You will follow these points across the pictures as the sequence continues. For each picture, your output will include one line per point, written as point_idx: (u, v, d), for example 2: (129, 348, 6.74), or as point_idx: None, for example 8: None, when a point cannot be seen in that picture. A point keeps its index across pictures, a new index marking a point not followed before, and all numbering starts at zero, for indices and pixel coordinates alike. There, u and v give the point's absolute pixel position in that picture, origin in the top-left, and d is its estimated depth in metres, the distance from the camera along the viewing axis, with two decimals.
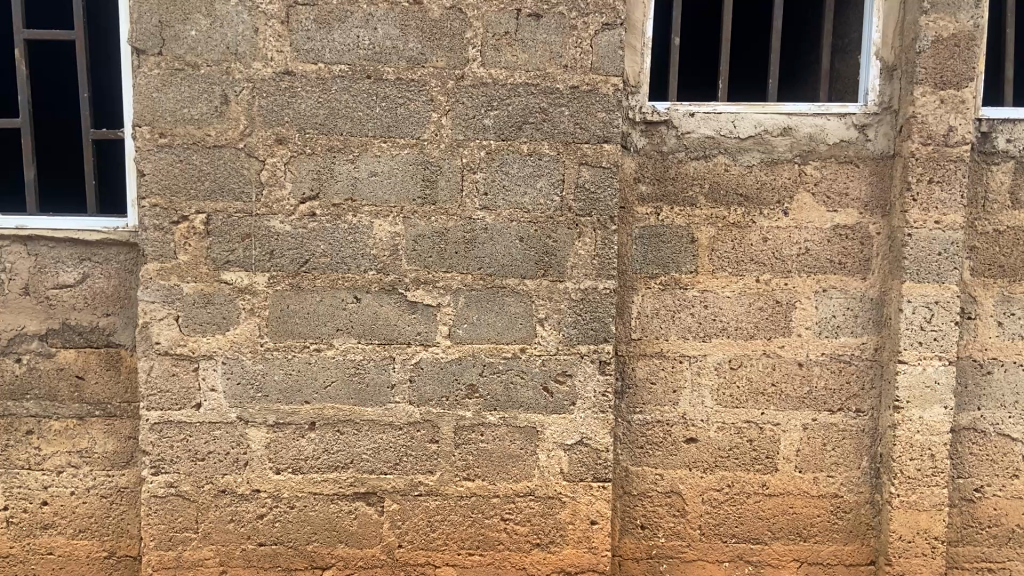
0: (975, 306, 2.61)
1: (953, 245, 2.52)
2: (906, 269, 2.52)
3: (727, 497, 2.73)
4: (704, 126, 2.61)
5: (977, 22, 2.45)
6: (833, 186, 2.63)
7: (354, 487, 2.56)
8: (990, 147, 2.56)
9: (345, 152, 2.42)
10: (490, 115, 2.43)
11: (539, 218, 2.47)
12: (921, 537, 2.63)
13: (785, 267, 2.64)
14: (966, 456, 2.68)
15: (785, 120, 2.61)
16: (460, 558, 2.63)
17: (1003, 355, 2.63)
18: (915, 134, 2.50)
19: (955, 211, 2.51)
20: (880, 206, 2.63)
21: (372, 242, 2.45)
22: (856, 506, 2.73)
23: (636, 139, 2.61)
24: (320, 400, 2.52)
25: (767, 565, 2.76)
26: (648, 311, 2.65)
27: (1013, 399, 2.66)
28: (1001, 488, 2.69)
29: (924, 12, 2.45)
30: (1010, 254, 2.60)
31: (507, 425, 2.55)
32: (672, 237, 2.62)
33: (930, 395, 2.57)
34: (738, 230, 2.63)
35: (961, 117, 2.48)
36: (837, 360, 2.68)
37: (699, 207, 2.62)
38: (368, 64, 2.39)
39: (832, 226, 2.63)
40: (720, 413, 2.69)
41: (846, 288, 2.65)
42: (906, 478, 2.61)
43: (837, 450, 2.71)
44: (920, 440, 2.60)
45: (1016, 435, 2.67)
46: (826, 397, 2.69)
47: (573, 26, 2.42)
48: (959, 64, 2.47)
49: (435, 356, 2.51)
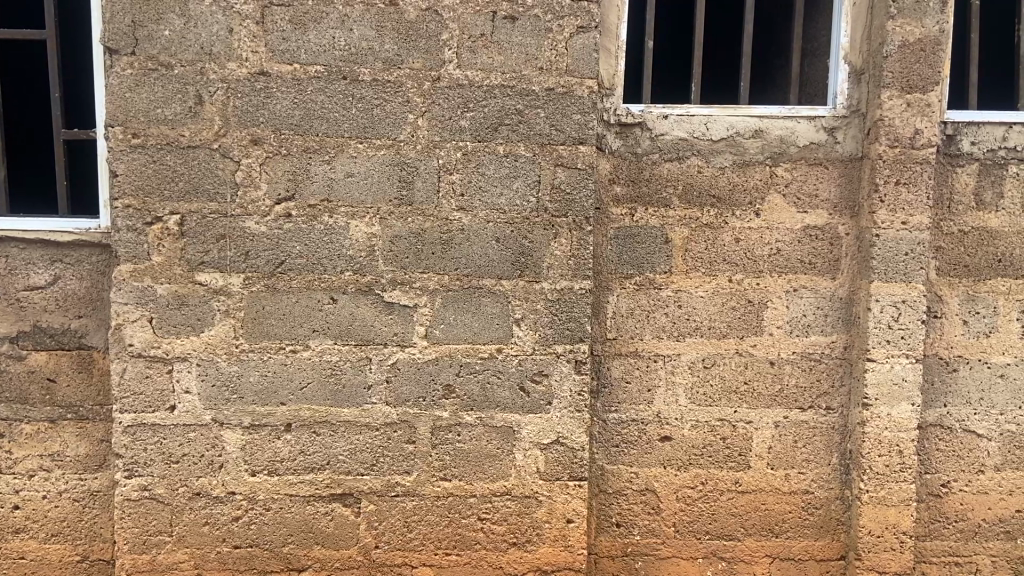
0: (941, 305, 2.67)
1: (920, 245, 2.57)
2: (875, 269, 2.58)
3: (701, 494, 2.76)
4: (678, 128, 2.65)
5: (942, 27, 2.51)
6: (804, 187, 2.67)
7: (331, 487, 2.56)
8: (955, 149, 2.62)
9: (321, 153, 2.43)
10: (466, 116, 2.45)
11: (515, 218, 2.49)
12: (890, 532, 2.68)
13: (757, 267, 2.68)
14: (933, 452, 2.73)
15: (756, 123, 2.65)
16: (437, 557, 2.64)
17: (969, 353, 2.69)
18: (883, 137, 2.55)
19: (922, 212, 2.56)
20: (849, 207, 2.68)
21: (348, 243, 2.46)
22: (826, 502, 2.78)
23: (610, 140, 2.64)
24: (296, 401, 2.51)
25: (740, 561, 2.80)
26: (623, 311, 2.68)
27: (979, 396, 2.71)
28: (967, 483, 2.75)
29: (891, 17, 2.51)
30: (975, 254, 2.66)
31: (484, 425, 2.57)
32: (647, 238, 2.66)
33: (898, 392, 2.63)
34: (712, 231, 2.67)
35: (927, 120, 2.54)
36: (808, 359, 2.72)
37: (673, 208, 2.65)
38: (345, 65, 2.40)
39: (803, 226, 2.68)
40: (694, 411, 2.73)
41: (817, 288, 2.70)
42: (875, 474, 2.66)
43: (808, 447, 2.75)
44: (888, 437, 2.65)
45: (981, 431, 2.73)
46: (797, 395, 2.73)
47: (548, 28, 2.44)
48: (925, 68, 2.53)
49: (412, 356, 2.52)
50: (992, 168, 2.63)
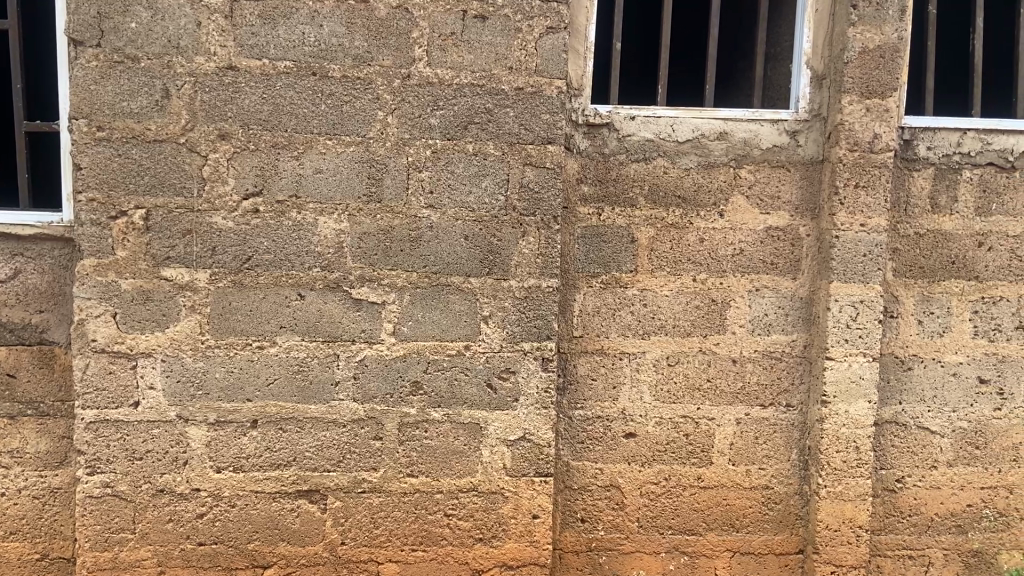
0: (897, 305, 2.74)
1: (878, 247, 2.64)
2: (834, 269, 2.64)
3: (663, 490, 2.81)
4: (645, 129, 2.69)
5: (901, 35, 2.58)
6: (766, 189, 2.73)
7: (296, 484, 2.56)
8: (911, 154, 2.70)
9: (290, 149, 2.42)
10: (436, 114, 2.46)
11: (483, 217, 2.51)
12: (846, 526, 2.75)
13: (720, 267, 2.73)
14: (889, 448, 2.80)
15: (721, 125, 2.70)
16: (402, 554, 2.65)
17: (923, 352, 2.77)
18: (843, 141, 2.61)
19: (880, 215, 2.63)
20: (810, 208, 2.74)
21: (317, 240, 2.46)
22: (786, 497, 2.84)
23: (578, 140, 2.67)
24: (262, 398, 2.51)
25: (701, 555, 2.85)
26: (589, 309, 2.72)
27: (932, 394, 2.79)
28: (921, 479, 2.83)
29: (852, 24, 2.57)
30: (930, 256, 2.74)
31: (451, 422, 2.59)
32: (613, 237, 2.69)
33: (855, 390, 2.70)
34: (677, 231, 2.71)
35: (886, 125, 2.61)
36: (769, 357, 2.78)
37: (639, 207, 2.69)
38: (314, 61, 2.40)
39: (765, 227, 2.74)
40: (657, 408, 2.77)
41: (778, 288, 2.76)
42: (832, 469, 2.73)
43: (768, 443, 2.81)
44: (845, 433, 2.71)
45: (935, 428, 2.81)
46: (758, 392, 2.79)
47: (518, 28, 2.47)
48: (884, 75, 2.59)
49: (380, 353, 2.53)
50: (947, 173, 2.71)
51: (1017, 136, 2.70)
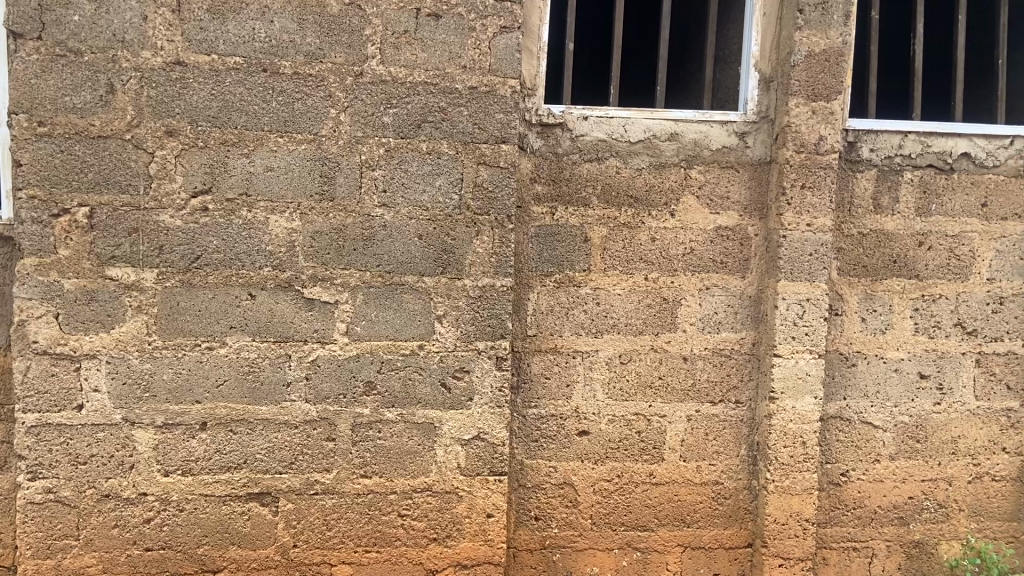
0: (841, 303, 2.81)
1: (823, 247, 2.70)
2: (781, 268, 2.69)
3: (616, 487, 2.83)
4: (597, 129, 2.71)
5: (845, 39, 2.65)
6: (716, 190, 2.77)
7: (247, 487, 2.52)
8: (855, 156, 2.77)
9: (240, 146, 2.39)
10: (389, 112, 2.45)
11: (437, 216, 2.51)
12: (793, 519, 2.81)
13: (671, 266, 2.77)
14: (834, 443, 2.87)
15: (672, 126, 2.74)
16: (356, 555, 2.62)
17: (867, 349, 2.84)
18: (790, 142, 2.67)
19: (825, 216, 2.69)
20: (758, 208, 2.80)
21: (268, 238, 2.42)
22: (735, 492, 2.89)
23: (532, 140, 2.68)
24: (211, 400, 2.47)
25: (653, 550, 2.88)
26: (542, 308, 2.73)
27: (875, 389, 2.87)
28: (865, 472, 2.90)
29: (798, 29, 2.63)
30: (872, 256, 2.81)
31: (405, 422, 2.57)
32: (566, 237, 2.71)
33: (802, 386, 2.75)
34: (629, 230, 2.74)
35: (831, 128, 2.67)
36: (718, 355, 2.82)
37: (592, 207, 2.72)
38: (264, 57, 2.37)
39: (715, 227, 2.78)
40: (611, 406, 2.80)
41: (727, 287, 2.80)
42: (780, 464, 2.78)
43: (718, 440, 2.86)
44: (793, 429, 2.77)
45: (878, 423, 2.88)
46: (708, 389, 2.83)
47: (471, 27, 2.47)
48: (829, 78, 2.65)
49: (332, 353, 2.50)
50: (890, 174, 2.79)
51: (955, 139, 2.79)
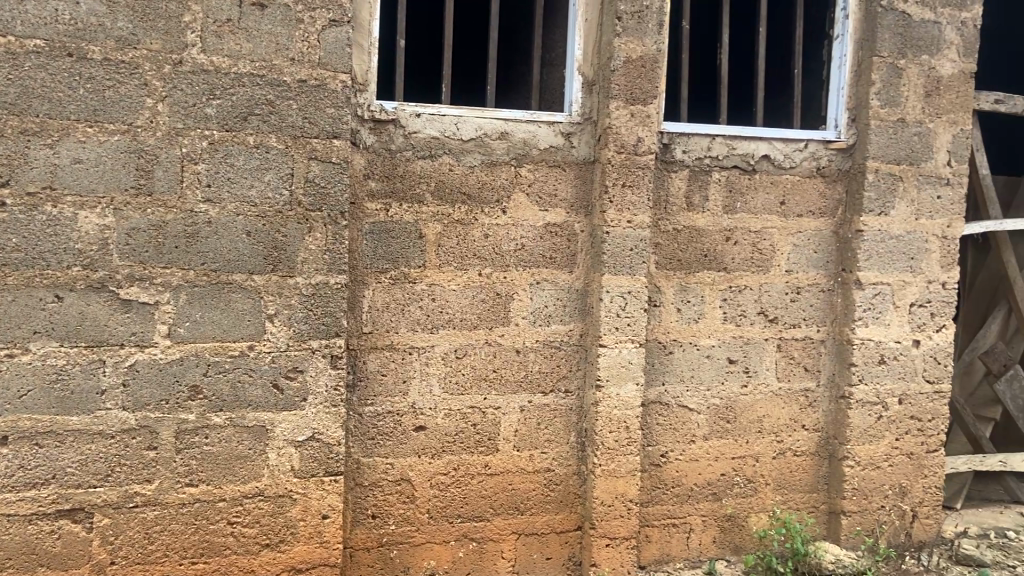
0: (659, 295, 2.97)
1: (643, 242, 2.86)
2: (605, 263, 2.83)
3: (453, 480, 2.87)
4: (430, 126, 2.73)
5: (659, 47, 2.82)
6: (544, 187, 2.87)
7: (57, 504, 2.34)
8: (670, 157, 2.94)
9: (42, 136, 2.21)
10: (212, 104, 2.35)
11: (266, 212, 2.43)
12: (619, 501, 2.92)
13: (503, 261, 2.84)
14: (654, 426, 3.00)
15: (501, 126, 2.80)
16: (181, 568, 2.49)
17: (682, 337, 3.00)
18: (611, 143, 2.81)
19: (644, 213, 2.85)
20: (584, 206, 2.92)
21: (77, 236, 2.26)
22: (565, 478, 2.99)
23: (364, 136, 2.66)
24: (13, 412, 2.27)
25: (488, 539, 2.93)
26: (378, 305, 2.72)
27: (690, 374, 3.02)
28: (681, 452, 3.04)
29: (617, 35, 2.77)
30: (686, 250, 2.98)
31: (234, 426, 2.48)
32: (401, 233, 2.72)
33: (625, 373, 2.89)
34: (462, 227, 2.78)
35: (648, 130, 2.83)
36: (549, 346, 2.92)
37: (426, 203, 2.74)
38: (70, 41, 2.21)
39: (544, 223, 2.88)
40: (446, 400, 2.83)
41: (557, 281, 2.91)
42: (606, 448, 2.90)
43: (549, 428, 2.95)
44: (617, 414, 2.89)
45: (693, 405, 3.03)
46: (540, 380, 2.93)
47: (299, 19, 2.41)
48: (645, 83, 2.81)
49: (153, 357, 2.37)
50: (700, 174, 2.98)
51: (758, 142, 3.01)
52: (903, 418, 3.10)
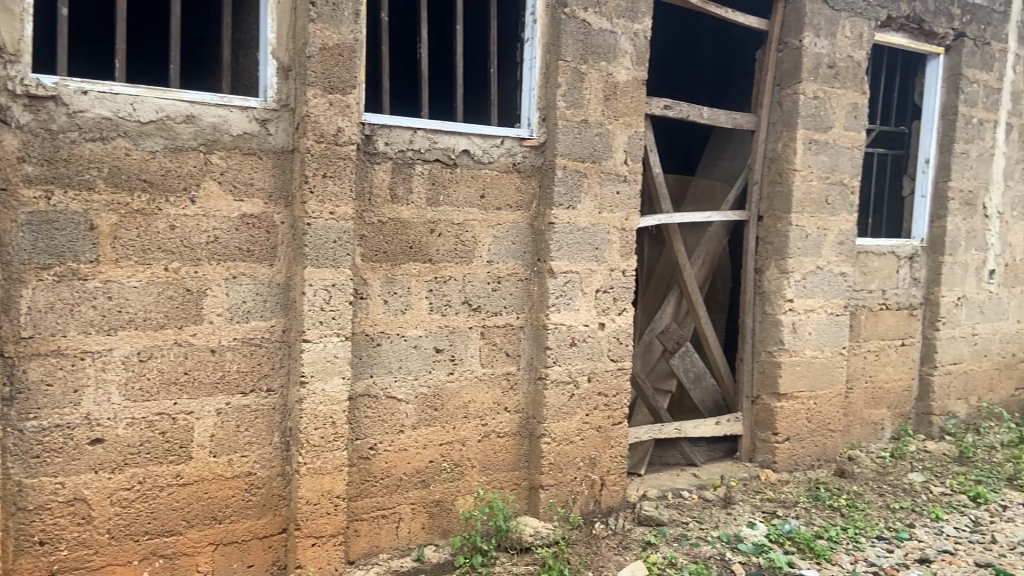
0: (365, 287, 2.95)
1: (346, 234, 2.81)
2: (306, 255, 2.74)
3: (138, 494, 2.61)
4: (100, 106, 2.46)
5: (356, 37, 2.79)
6: (238, 176, 2.71)
7: None
8: (372, 148, 2.93)
9: None
10: None
11: None
12: (325, 498, 2.84)
13: (194, 255, 2.64)
14: (362, 420, 2.98)
15: (187, 108, 2.60)
16: None
17: (389, 329, 3.01)
18: (309, 132, 2.72)
19: (346, 204, 2.80)
20: (282, 196, 2.80)
21: None
22: (268, 481, 2.85)
23: (17, 113, 2.34)
24: None
25: (181, 555, 2.72)
26: (39, 306, 2.40)
27: (398, 366, 3.05)
28: (390, 444, 3.05)
29: (311, 21, 2.70)
30: (391, 242, 3.00)
31: None
32: (67, 225, 2.42)
33: (330, 368, 2.81)
34: (144, 218, 2.54)
35: (347, 120, 2.78)
36: (247, 344, 2.77)
37: (98, 191, 2.46)
38: None
39: (239, 214, 2.72)
40: (129, 408, 2.57)
41: (255, 276, 2.76)
42: (312, 446, 2.80)
43: (250, 430, 2.80)
44: (322, 410, 2.81)
45: (400, 396, 3.06)
46: (238, 380, 2.76)
47: None
48: (343, 72, 2.76)
49: None
50: (403, 167, 3.00)
51: (458, 137, 3.10)
52: (592, 394, 3.40)
